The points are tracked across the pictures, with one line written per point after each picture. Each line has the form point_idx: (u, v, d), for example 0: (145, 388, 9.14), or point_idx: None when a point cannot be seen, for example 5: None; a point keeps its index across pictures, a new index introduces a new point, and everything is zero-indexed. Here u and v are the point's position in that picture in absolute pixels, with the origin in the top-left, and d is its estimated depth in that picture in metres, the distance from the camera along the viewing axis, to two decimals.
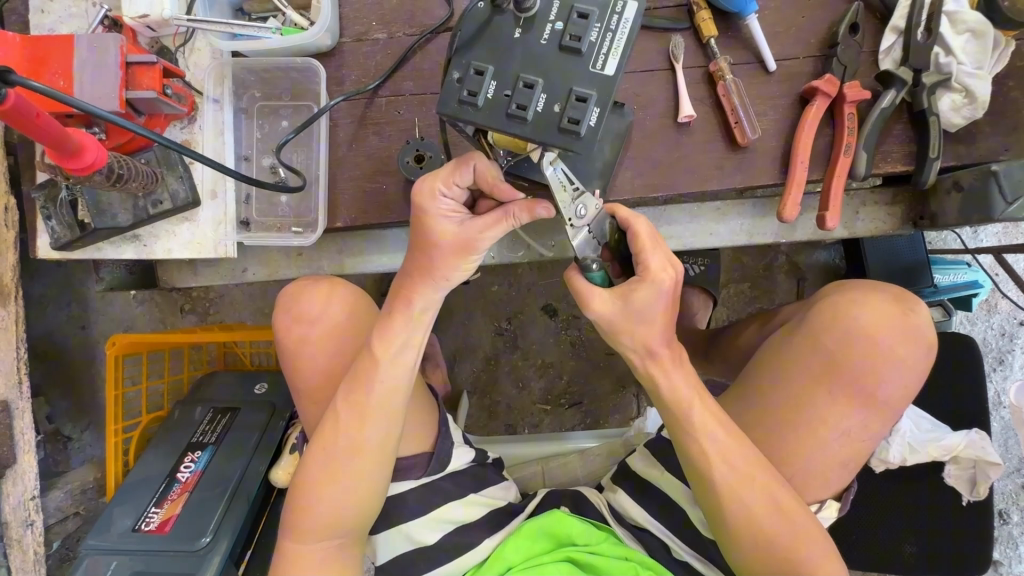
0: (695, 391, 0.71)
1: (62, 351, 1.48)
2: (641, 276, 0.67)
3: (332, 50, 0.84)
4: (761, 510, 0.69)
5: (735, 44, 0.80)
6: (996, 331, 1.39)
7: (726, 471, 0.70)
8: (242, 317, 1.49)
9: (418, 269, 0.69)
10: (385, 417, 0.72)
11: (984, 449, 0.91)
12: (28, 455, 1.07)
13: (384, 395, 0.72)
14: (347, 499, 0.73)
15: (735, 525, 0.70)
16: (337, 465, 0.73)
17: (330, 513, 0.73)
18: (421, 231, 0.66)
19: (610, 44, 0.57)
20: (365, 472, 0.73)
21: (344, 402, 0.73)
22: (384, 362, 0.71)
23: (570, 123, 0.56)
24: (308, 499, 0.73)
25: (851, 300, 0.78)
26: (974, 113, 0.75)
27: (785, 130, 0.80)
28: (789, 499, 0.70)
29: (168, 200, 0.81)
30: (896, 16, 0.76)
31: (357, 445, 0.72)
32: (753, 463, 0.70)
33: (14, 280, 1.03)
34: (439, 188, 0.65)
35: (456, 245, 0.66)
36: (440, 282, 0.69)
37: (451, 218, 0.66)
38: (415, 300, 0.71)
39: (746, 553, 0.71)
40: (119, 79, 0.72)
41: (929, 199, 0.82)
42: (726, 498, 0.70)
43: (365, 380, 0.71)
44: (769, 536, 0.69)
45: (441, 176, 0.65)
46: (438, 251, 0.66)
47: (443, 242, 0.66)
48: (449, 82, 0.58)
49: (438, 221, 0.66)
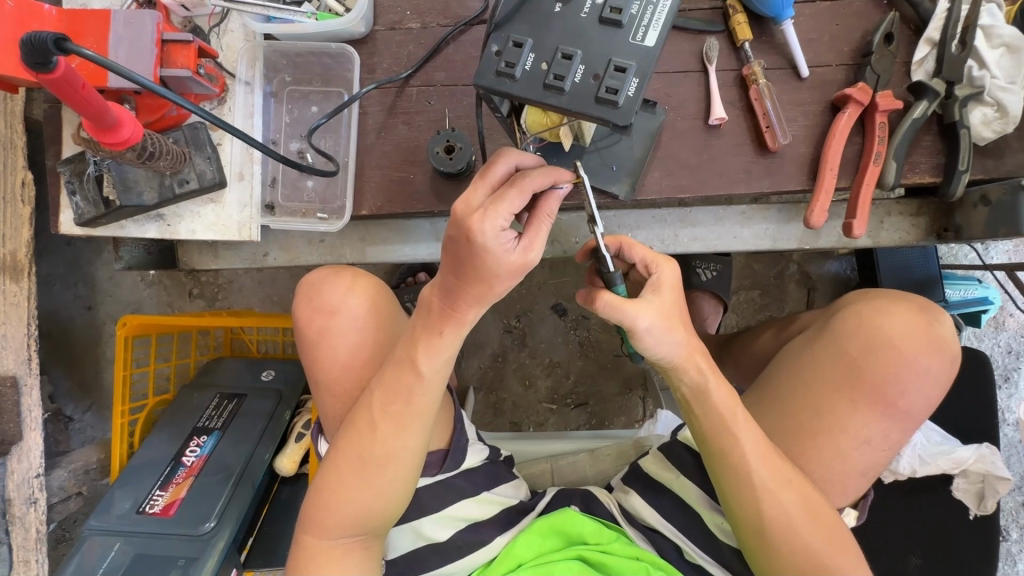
0: (727, 397, 0.72)
1: (66, 330, 1.47)
2: (656, 288, 0.70)
3: (365, 37, 0.84)
4: (798, 515, 0.69)
5: (770, 49, 0.80)
6: (1003, 348, 1.40)
7: (765, 474, 0.70)
8: (251, 304, 1.49)
9: (462, 287, 0.63)
10: (423, 419, 0.72)
11: (993, 464, 0.92)
12: (34, 432, 1.06)
13: (424, 395, 0.71)
14: (379, 496, 0.72)
15: (773, 530, 0.70)
16: (369, 464, 0.72)
17: (363, 510, 0.72)
18: (478, 264, 0.59)
19: (650, 17, 0.55)
20: (397, 469, 0.72)
21: (381, 402, 0.72)
22: (420, 362, 0.69)
23: (607, 92, 0.54)
24: (346, 494, 0.72)
25: (880, 308, 0.78)
26: (1005, 127, 0.75)
27: (815, 138, 0.80)
28: (820, 503, 0.71)
29: (195, 180, 0.80)
30: (931, 28, 0.76)
31: (393, 447, 0.71)
32: (785, 465, 0.71)
33: (27, 256, 1.02)
34: (501, 221, 0.58)
35: (519, 268, 0.60)
36: (492, 298, 0.65)
37: (512, 243, 0.60)
38: (468, 320, 0.67)
39: (774, 560, 0.70)
40: (154, 55, 0.72)
41: (956, 211, 0.82)
42: (760, 502, 0.70)
43: (403, 384, 0.70)
44: (791, 543, 0.69)
45: (503, 207, 0.58)
46: (500, 275, 0.61)
47: (506, 267, 0.60)
48: (487, 55, 0.56)
49: (501, 250, 0.59)
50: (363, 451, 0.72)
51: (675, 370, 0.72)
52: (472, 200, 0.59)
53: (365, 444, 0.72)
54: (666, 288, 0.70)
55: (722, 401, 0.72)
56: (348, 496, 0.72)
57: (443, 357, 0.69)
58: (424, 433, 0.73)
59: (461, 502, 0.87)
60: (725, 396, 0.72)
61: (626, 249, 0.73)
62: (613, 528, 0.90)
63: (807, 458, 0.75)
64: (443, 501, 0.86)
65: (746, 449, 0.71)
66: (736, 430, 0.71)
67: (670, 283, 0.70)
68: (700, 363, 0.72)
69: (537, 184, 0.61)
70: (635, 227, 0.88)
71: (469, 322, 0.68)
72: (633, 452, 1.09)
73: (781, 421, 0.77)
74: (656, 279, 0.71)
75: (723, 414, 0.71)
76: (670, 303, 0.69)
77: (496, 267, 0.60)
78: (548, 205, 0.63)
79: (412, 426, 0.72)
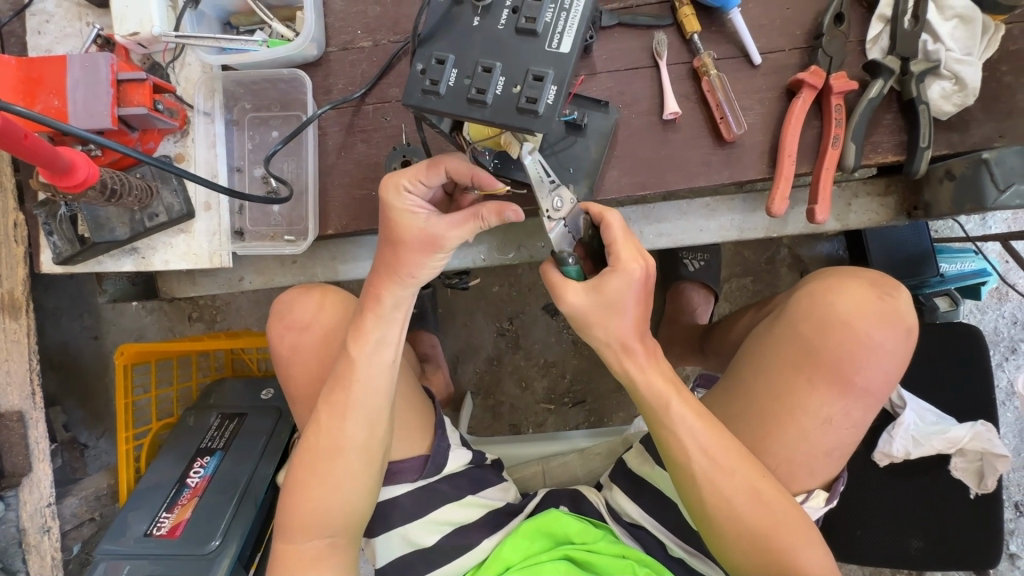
0: (669, 385, 0.69)
1: (75, 360, 1.52)
2: (612, 267, 0.64)
3: (319, 59, 0.85)
4: (746, 506, 0.67)
5: (721, 39, 0.79)
6: (1007, 319, 1.36)
7: (705, 469, 0.68)
8: (248, 324, 1.52)
9: (386, 267, 0.67)
10: (360, 410, 0.72)
11: (991, 441, 0.90)
12: (43, 463, 1.10)
13: (363, 391, 0.72)
14: (331, 497, 0.73)
15: (723, 520, 0.68)
16: (319, 459, 0.73)
17: (316, 512, 0.73)
18: (387, 225, 0.65)
19: (564, 23, 0.55)
20: (346, 469, 0.73)
21: (325, 397, 0.74)
22: (359, 361, 0.71)
23: (527, 102, 0.54)
24: (297, 493, 0.73)
25: (832, 286, 0.77)
26: (965, 100, 0.73)
27: (773, 126, 0.79)
28: (771, 491, 0.68)
29: (164, 213, 0.83)
30: (883, 4, 0.75)
31: (336, 439, 0.72)
32: (737, 455, 0.68)
33: (24, 293, 1.06)
34: (405, 184, 0.64)
35: (422, 238, 0.64)
36: (408, 279, 0.67)
37: (420, 209, 0.65)
38: (383, 297, 0.69)
39: (729, 551, 0.69)
40: (110, 96, 0.74)
41: (923, 188, 0.80)
42: (704, 496, 0.69)
43: (344, 375, 0.72)
44: (756, 532, 0.68)
45: (408, 173, 0.64)
46: (407, 244, 0.65)
47: (410, 235, 0.64)
48: (412, 74, 0.56)
49: (406, 214, 0.64)
50: (310, 444, 0.74)
51: (617, 361, 0.70)
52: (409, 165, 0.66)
53: (314, 441, 0.74)
54: (608, 288, 0.65)
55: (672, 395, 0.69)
56: (302, 496, 0.73)
57: (373, 348, 0.71)
58: (369, 425, 0.73)
59: (445, 506, 0.88)
60: (665, 388, 0.69)
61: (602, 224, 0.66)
62: (600, 527, 0.89)
63: (776, 446, 0.74)
64: (427, 508, 0.87)
65: (699, 440, 0.68)
66: (685, 421, 0.68)
67: (627, 264, 0.64)
68: (649, 357, 0.70)
69: (456, 171, 0.63)
70: None
71: (387, 302, 0.69)
72: (621, 448, 1.09)
73: (746, 407, 0.76)
74: (614, 255, 0.64)
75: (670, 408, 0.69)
76: (622, 285, 0.65)
77: (403, 232, 0.64)
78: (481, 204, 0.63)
79: (352, 420, 0.72)
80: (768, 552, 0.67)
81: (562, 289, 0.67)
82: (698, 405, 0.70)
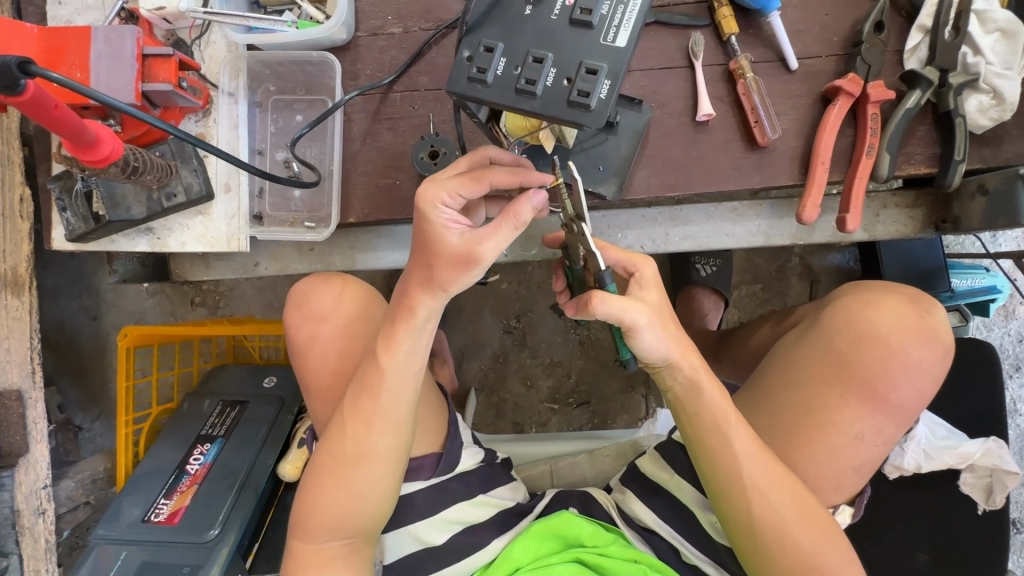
0: (718, 395, 0.69)
1: (72, 341, 1.49)
2: (635, 260, 0.68)
3: (347, 44, 0.84)
4: (789, 518, 0.68)
5: (757, 42, 0.79)
6: (1014, 337, 1.36)
7: (746, 483, 0.68)
8: (252, 311, 1.49)
9: (421, 276, 0.64)
10: (390, 417, 0.71)
11: (1001, 458, 0.89)
12: (40, 444, 1.07)
13: (396, 397, 0.71)
14: (356, 499, 0.72)
15: (764, 531, 0.68)
16: (345, 463, 0.72)
17: (341, 514, 0.72)
18: (422, 239, 0.62)
19: (621, 16, 0.54)
20: (374, 472, 0.72)
21: (352, 400, 0.72)
22: (390, 371, 0.69)
23: (580, 95, 0.53)
24: (319, 496, 0.72)
25: (869, 301, 0.76)
26: (1001, 115, 0.73)
27: (806, 132, 0.78)
28: (812, 505, 0.69)
29: (182, 193, 0.81)
30: (924, 15, 0.74)
31: (364, 446, 0.71)
32: (779, 466, 0.69)
33: (28, 271, 1.03)
34: (442, 198, 0.61)
35: (460, 250, 0.61)
36: (441, 291, 0.64)
37: (456, 224, 0.62)
38: (418, 308, 0.66)
39: (766, 562, 0.69)
40: (135, 70, 0.72)
41: (953, 202, 0.80)
42: (740, 509, 0.69)
43: (372, 380, 0.70)
44: (793, 547, 0.68)
45: (446, 186, 0.61)
46: (443, 257, 0.61)
47: (444, 248, 0.61)
48: (459, 61, 0.56)
49: (442, 228, 0.61)
50: (335, 449, 0.72)
51: (669, 370, 0.69)
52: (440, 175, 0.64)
53: (339, 443, 0.72)
54: (644, 272, 0.68)
55: (714, 405, 0.69)
56: (322, 497, 0.72)
57: (404, 354, 0.69)
58: (396, 432, 0.72)
59: (457, 504, 0.87)
60: (712, 400, 0.69)
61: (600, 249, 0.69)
62: (611, 530, 0.88)
63: (804, 459, 0.74)
64: (438, 505, 0.86)
65: (740, 453, 0.69)
66: (728, 430, 0.69)
67: (652, 279, 0.67)
68: (693, 361, 0.69)
69: (499, 181, 0.63)
70: (625, 227, 0.87)
71: (421, 313, 0.67)
72: (632, 452, 1.09)
73: (775, 418, 0.76)
74: (637, 276, 0.68)
75: (714, 415, 0.69)
76: (656, 300, 0.66)
77: (440, 246, 0.61)
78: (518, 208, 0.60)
79: (381, 425, 0.71)
80: (802, 566, 0.68)
81: (629, 305, 0.62)
82: (739, 416, 0.71)
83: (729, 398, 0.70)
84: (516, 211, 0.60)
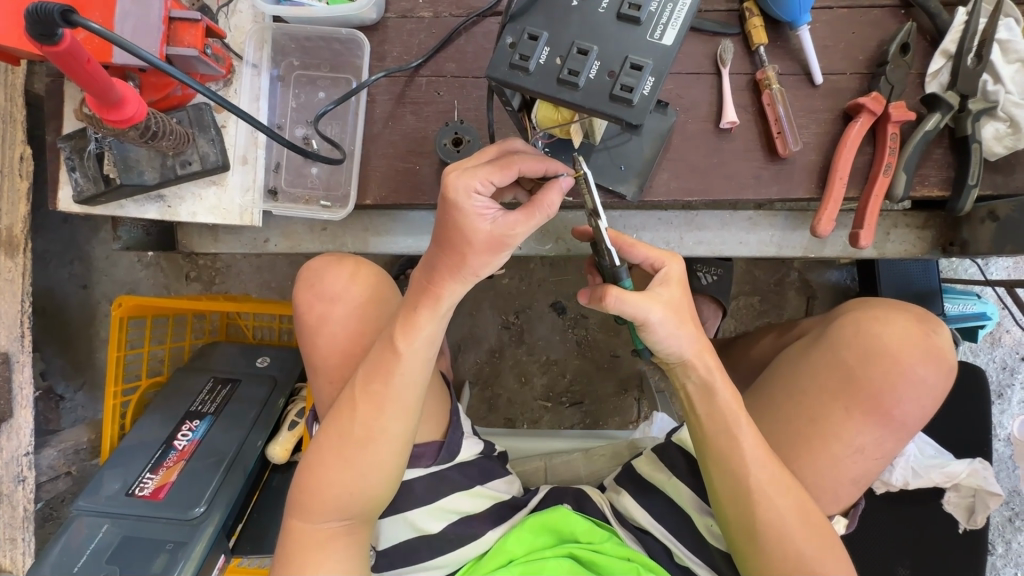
0: (732, 398, 0.70)
1: (58, 308, 1.45)
2: (660, 260, 0.69)
3: (376, 24, 0.83)
4: (789, 524, 0.68)
5: (784, 54, 0.80)
6: (997, 364, 1.39)
7: (750, 487, 0.69)
8: (248, 289, 1.47)
9: (447, 265, 0.64)
10: (405, 402, 0.71)
11: (985, 479, 0.91)
12: (24, 410, 1.04)
13: (408, 380, 0.71)
14: (359, 481, 0.71)
15: (765, 535, 0.69)
16: (352, 443, 0.71)
17: (343, 495, 0.71)
18: (451, 228, 0.61)
19: (669, 15, 0.55)
20: (380, 455, 0.71)
21: (364, 380, 0.72)
22: (407, 355, 0.70)
23: (622, 90, 0.53)
24: (324, 477, 0.72)
25: (876, 317, 0.78)
26: (1016, 143, 0.75)
27: (826, 147, 0.79)
28: (814, 512, 0.70)
29: (198, 162, 0.79)
30: (948, 40, 0.76)
31: (373, 429, 0.71)
32: (783, 472, 0.70)
33: (23, 232, 1.00)
34: (474, 186, 0.60)
35: (492, 239, 0.61)
36: (470, 277, 0.65)
37: (488, 211, 0.61)
38: (443, 296, 0.67)
39: (764, 566, 0.70)
40: (161, 33, 0.71)
41: (962, 226, 0.83)
42: (742, 512, 0.70)
43: (387, 362, 0.70)
44: (792, 553, 0.68)
45: (479, 174, 0.60)
46: (473, 244, 0.61)
47: (478, 238, 0.61)
48: (501, 47, 0.56)
49: (474, 216, 0.60)
50: (343, 430, 0.72)
51: (682, 367, 0.70)
52: (465, 162, 0.62)
53: (347, 424, 0.72)
54: (669, 271, 0.68)
55: (724, 407, 0.70)
56: (327, 479, 0.72)
57: (422, 337, 0.69)
58: (408, 418, 0.72)
59: (454, 494, 0.86)
60: (720, 404, 0.70)
61: (627, 248, 0.69)
62: (605, 528, 0.88)
63: (803, 467, 0.75)
64: (436, 494, 0.86)
65: (746, 456, 0.69)
66: (737, 433, 0.70)
67: (676, 278, 0.68)
68: (709, 362, 0.70)
69: (526, 168, 0.63)
70: (640, 228, 0.87)
71: (446, 301, 0.68)
72: (627, 453, 1.09)
73: (779, 426, 0.77)
74: (663, 273, 0.68)
75: (724, 417, 0.70)
76: (677, 298, 0.67)
77: (472, 235, 0.60)
78: (551, 197, 0.62)
79: (392, 408, 0.71)
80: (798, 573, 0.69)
81: (643, 303, 0.63)
82: (748, 419, 0.71)
83: (741, 401, 0.71)
84: (548, 201, 0.62)
